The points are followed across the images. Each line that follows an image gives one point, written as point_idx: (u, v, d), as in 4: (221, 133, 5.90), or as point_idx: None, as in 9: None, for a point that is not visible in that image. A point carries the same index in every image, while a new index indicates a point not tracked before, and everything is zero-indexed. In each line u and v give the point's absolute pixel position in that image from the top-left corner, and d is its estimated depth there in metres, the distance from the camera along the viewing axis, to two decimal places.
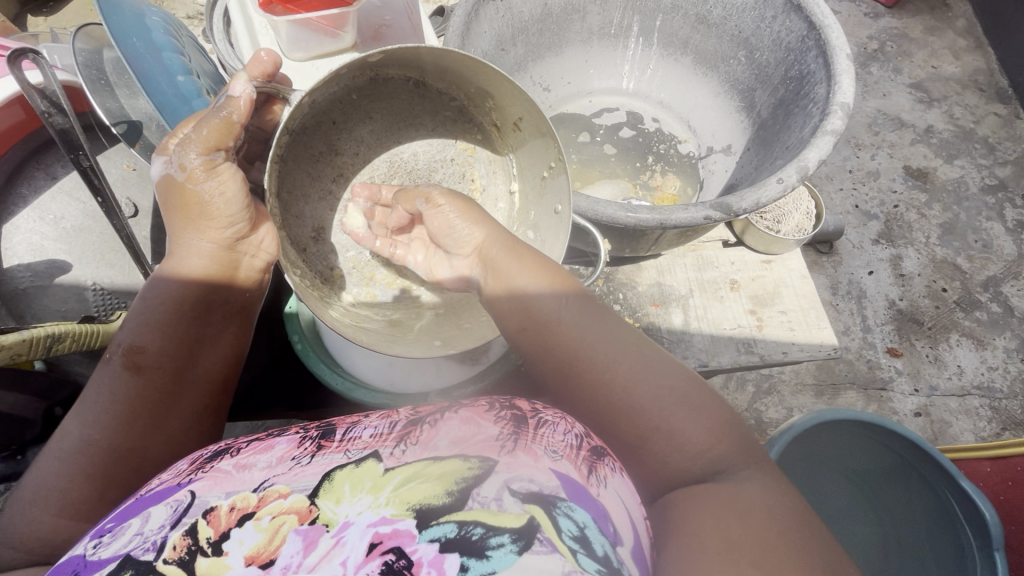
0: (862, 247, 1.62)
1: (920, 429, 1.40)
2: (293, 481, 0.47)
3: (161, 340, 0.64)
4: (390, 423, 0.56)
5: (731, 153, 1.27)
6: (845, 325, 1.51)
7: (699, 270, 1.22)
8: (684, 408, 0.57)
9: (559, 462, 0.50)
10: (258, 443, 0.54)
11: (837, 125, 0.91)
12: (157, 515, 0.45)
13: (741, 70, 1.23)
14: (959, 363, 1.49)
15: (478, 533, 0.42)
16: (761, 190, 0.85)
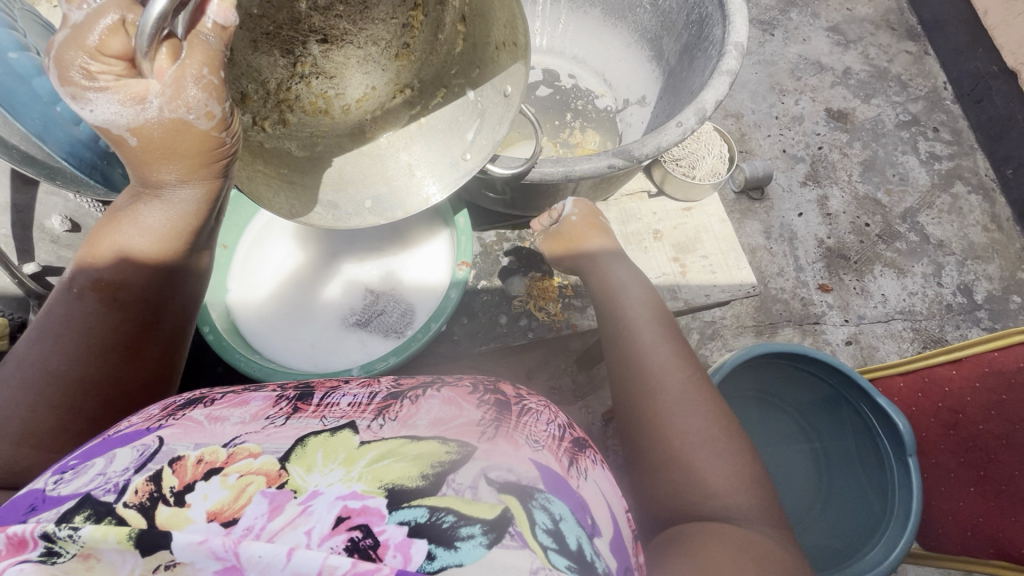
0: (793, 188, 1.68)
1: (851, 357, 1.49)
2: (265, 441, 0.45)
3: (141, 278, 0.54)
4: (370, 395, 0.55)
5: (646, 104, 1.27)
6: (779, 266, 1.58)
7: (622, 224, 1.24)
8: (722, 450, 0.61)
9: (539, 452, 0.50)
10: (233, 398, 0.52)
11: (731, 65, 0.92)
12: (122, 457, 0.42)
13: (648, 18, 1.22)
14: (883, 291, 1.57)
15: (449, 521, 0.39)
16: (661, 135, 0.86)
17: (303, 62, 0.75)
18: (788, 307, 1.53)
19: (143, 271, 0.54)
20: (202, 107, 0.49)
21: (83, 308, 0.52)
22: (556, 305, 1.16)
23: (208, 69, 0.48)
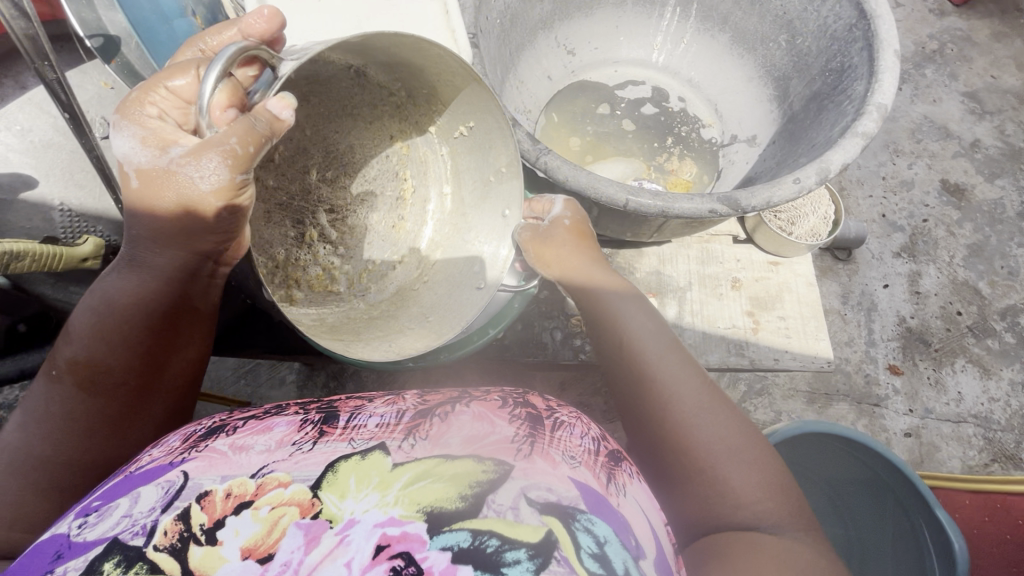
0: (883, 257, 1.48)
1: (907, 450, 1.31)
2: (294, 469, 0.44)
3: (119, 356, 0.52)
4: (398, 414, 0.53)
5: (755, 144, 1.20)
6: (849, 335, 1.40)
7: (703, 264, 1.17)
8: (714, 426, 0.55)
9: (577, 469, 0.49)
10: (256, 423, 0.51)
11: (869, 128, 0.84)
12: (146, 497, 0.42)
13: (780, 55, 1.15)
14: (960, 389, 1.37)
15: (493, 545, 0.39)
16: (774, 189, 0.80)
17: (311, 233, 0.85)
18: (846, 378, 1.35)
19: (118, 327, 0.53)
20: (214, 175, 0.51)
21: (55, 391, 0.51)
22: None
23: (239, 139, 0.51)
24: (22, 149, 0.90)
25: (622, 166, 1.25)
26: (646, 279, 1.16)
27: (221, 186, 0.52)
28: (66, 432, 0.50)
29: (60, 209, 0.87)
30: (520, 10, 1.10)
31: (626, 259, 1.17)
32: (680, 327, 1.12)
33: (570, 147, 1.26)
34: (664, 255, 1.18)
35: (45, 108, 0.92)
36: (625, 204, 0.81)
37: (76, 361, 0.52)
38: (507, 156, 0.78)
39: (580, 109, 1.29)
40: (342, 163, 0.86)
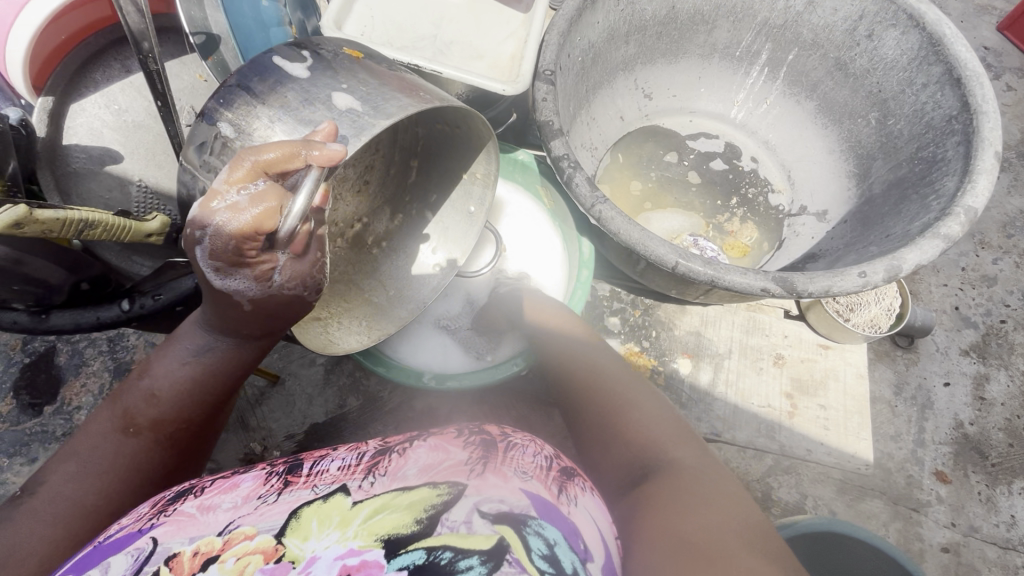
0: (950, 353, 1.35)
1: (941, 568, 1.18)
2: (260, 521, 0.44)
3: (188, 412, 0.54)
4: (359, 454, 0.54)
5: (825, 220, 1.14)
6: (896, 429, 1.27)
7: (746, 334, 1.12)
8: (647, 417, 0.62)
9: (528, 482, 0.51)
10: (223, 480, 0.50)
11: (953, 231, 0.78)
12: (117, 565, 0.41)
13: (867, 133, 1.09)
14: (1014, 513, 1.23)
15: (446, 557, 0.42)
16: (836, 278, 0.76)
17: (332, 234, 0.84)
18: (885, 474, 1.23)
19: (199, 402, 0.55)
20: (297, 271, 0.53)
21: (133, 446, 0.51)
22: None
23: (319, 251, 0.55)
24: (115, 127, 0.79)
25: (679, 221, 1.22)
26: (683, 338, 1.12)
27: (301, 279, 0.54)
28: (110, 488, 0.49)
29: (138, 184, 0.79)
30: (602, 49, 1.09)
31: (666, 314, 1.14)
32: (711, 396, 1.07)
33: (629, 190, 1.24)
34: (707, 317, 1.13)
35: (144, 92, 0.81)
36: (674, 266, 0.79)
37: (154, 421, 0.52)
38: (487, 169, 0.84)
39: (646, 154, 1.27)
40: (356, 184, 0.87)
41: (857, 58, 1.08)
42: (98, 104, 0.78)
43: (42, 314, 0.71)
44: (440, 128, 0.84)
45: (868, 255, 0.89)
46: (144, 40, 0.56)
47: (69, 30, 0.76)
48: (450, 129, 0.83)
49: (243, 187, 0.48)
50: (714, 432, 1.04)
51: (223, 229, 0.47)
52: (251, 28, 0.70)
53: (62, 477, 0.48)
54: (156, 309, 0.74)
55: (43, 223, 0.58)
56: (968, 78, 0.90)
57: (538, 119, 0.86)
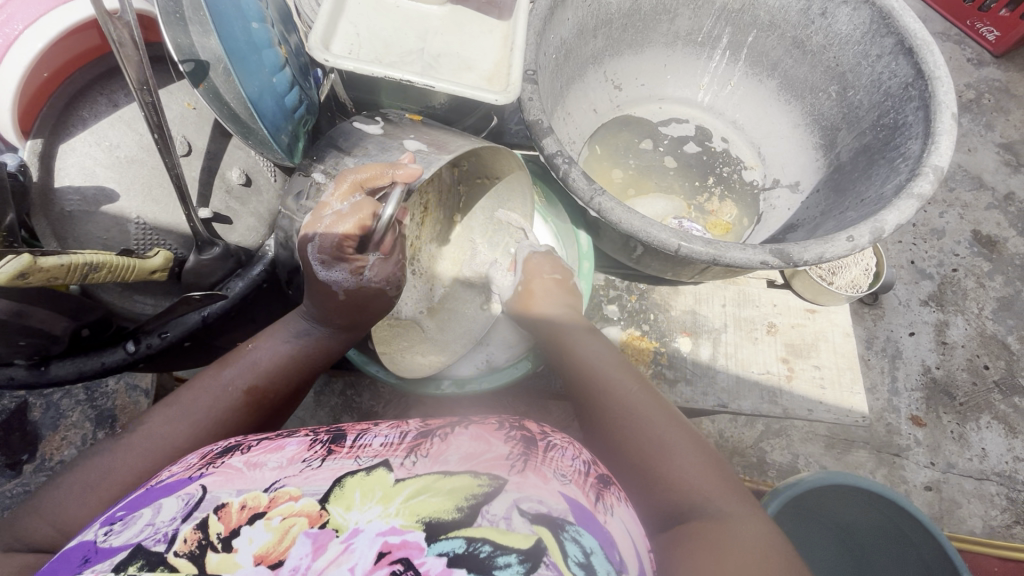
0: (910, 303, 1.44)
1: (926, 505, 1.27)
2: (305, 484, 0.47)
3: (278, 383, 0.66)
4: (402, 432, 0.55)
5: (799, 190, 1.20)
6: (871, 382, 1.36)
7: (738, 306, 1.17)
8: (677, 449, 0.58)
9: (567, 486, 0.50)
10: (269, 441, 0.54)
11: (925, 190, 0.84)
12: (168, 507, 0.44)
13: (830, 105, 1.15)
14: (984, 446, 1.32)
15: (485, 551, 0.42)
16: (827, 245, 0.80)
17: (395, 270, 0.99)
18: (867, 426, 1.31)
19: (289, 382, 0.68)
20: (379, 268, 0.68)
21: (228, 402, 0.62)
22: (645, 370, 1.11)
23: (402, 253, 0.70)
24: (108, 164, 0.69)
25: (663, 204, 1.26)
26: (681, 318, 1.16)
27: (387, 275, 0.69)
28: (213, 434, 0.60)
29: (138, 223, 0.70)
30: (573, 45, 1.11)
31: (662, 296, 1.18)
32: (713, 368, 1.11)
33: (612, 178, 1.27)
34: (699, 294, 1.18)
35: (135, 126, 0.71)
36: (677, 249, 0.82)
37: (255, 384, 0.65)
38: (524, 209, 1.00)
39: (622, 143, 1.31)
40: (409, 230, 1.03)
41: (813, 35, 1.13)
42: (88, 141, 0.68)
43: (43, 367, 0.69)
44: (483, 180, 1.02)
45: (848, 219, 0.94)
46: (138, 71, 0.55)
47: (50, 67, 0.65)
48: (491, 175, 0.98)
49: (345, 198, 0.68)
50: (720, 404, 1.09)
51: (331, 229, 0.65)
52: (246, 53, 0.66)
53: (166, 417, 0.59)
54: (163, 347, 0.72)
55: (48, 270, 0.56)
56: (919, 47, 0.96)
57: (528, 118, 0.87)
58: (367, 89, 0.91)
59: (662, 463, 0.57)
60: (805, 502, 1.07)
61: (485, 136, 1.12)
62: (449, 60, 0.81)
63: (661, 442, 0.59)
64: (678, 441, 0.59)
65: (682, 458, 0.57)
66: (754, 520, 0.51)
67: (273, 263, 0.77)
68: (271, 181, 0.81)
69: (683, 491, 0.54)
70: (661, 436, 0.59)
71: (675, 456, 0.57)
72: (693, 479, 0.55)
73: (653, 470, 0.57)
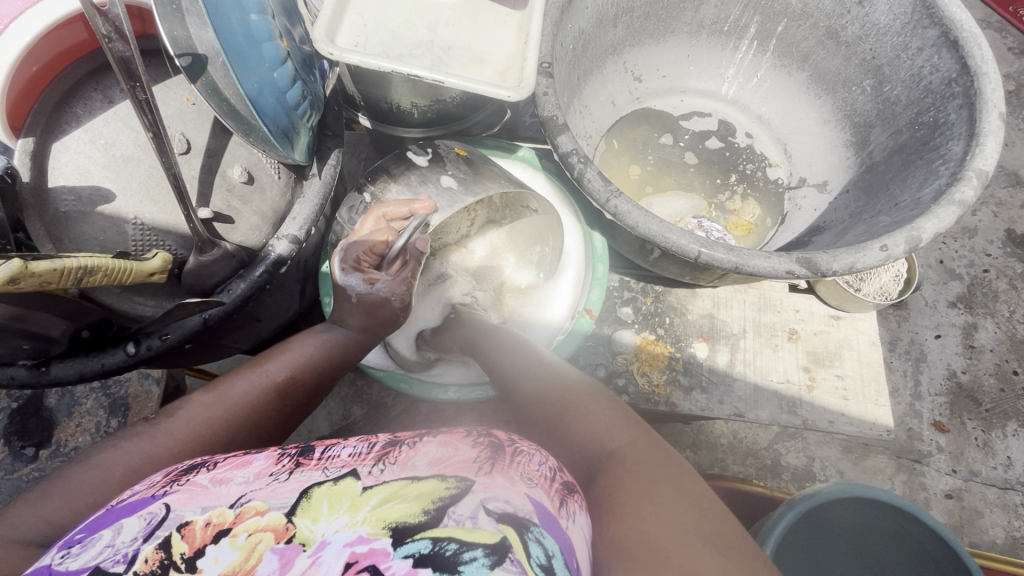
0: (938, 305, 1.37)
1: (946, 513, 1.22)
2: (271, 497, 0.46)
3: (308, 377, 0.68)
4: (369, 443, 0.55)
5: (826, 190, 1.14)
6: (894, 386, 1.30)
7: (759, 311, 1.12)
8: (596, 414, 0.64)
9: (533, 489, 0.49)
10: (236, 458, 0.53)
11: (967, 195, 0.78)
12: (129, 527, 0.43)
13: (863, 100, 1.09)
14: (1010, 454, 1.26)
15: (451, 548, 0.40)
16: (859, 255, 0.75)
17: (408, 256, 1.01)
18: None
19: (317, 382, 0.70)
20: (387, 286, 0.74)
21: (260, 390, 0.64)
22: (660, 376, 1.07)
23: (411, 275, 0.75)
24: (104, 163, 0.67)
25: (682, 203, 1.21)
26: (697, 322, 1.11)
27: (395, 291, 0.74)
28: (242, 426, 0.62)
29: (136, 223, 0.67)
30: (592, 34, 1.05)
31: (678, 299, 1.13)
32: (731, 376, 1.07)
33: (629, 175, 1.22)
34: (718, 298, 1.13)
35: (132, 122, 0.68)
36: (697, 256, 0.78)
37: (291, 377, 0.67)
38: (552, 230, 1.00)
39: (641, 138, 1.25)
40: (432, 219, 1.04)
41: (847, 25, 1.06)
42: (83, 139, 0.66)
43: (46, 367, 0.68)
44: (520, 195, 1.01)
45: (880, 225, 0.89)
46: (129, 67, 0.52)
47: (40, 61, 0.64)
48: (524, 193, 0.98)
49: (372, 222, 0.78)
50: (737, 413, 1.05)
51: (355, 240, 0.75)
52: (244, 49, 0.63)
53: (201, 407, 0.60)
54: (166, 348, 0.70)
55: (40, 275, 0.54)
56: (966, 40, 0.89)
57: (542, 114, 0.83)
58: (375, 83, 0.87)
59: (572, 416, 0.65)
60: (836, 512, 1.03)
61: (497, 130, 1.08)
62: (460, 53, 0.77)
63: (572, 400, 0.67)
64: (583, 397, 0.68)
65: (588, 410, 0.65)
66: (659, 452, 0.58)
67: (274, 264, 0.73)
68: (274, 178, 0.79)
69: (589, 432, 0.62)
70: (572, 396, 0.68)
71: (587, 409, 0.65)
72: (598, 424, 0.63)
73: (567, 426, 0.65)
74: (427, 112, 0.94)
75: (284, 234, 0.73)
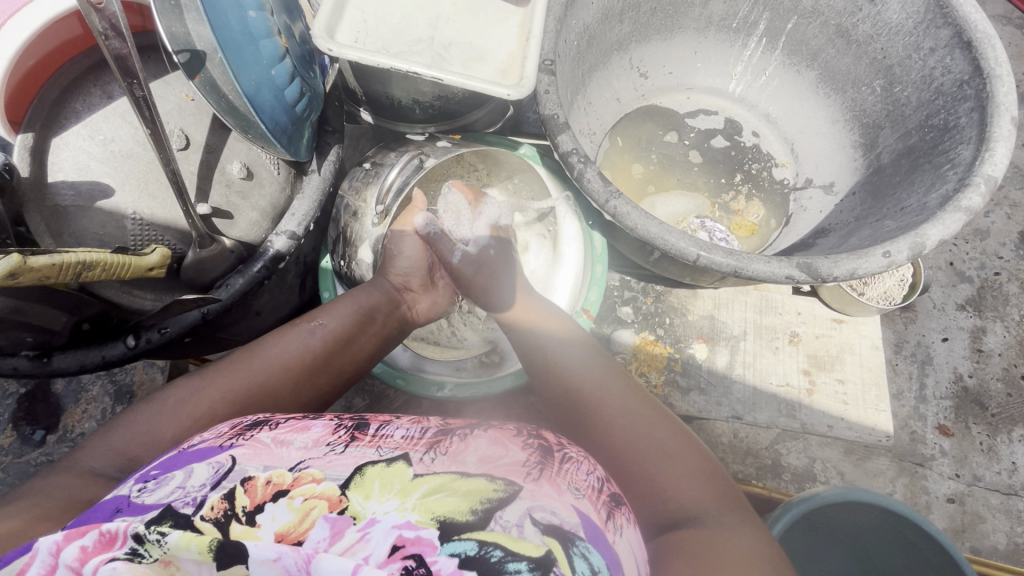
0: (944, 309, 1.35)
1: (948, 518, 1.20)
2: (327, 468, 0.46)
3: (341, 321, 0.70)
4: (421, 429, 0.55)
5: (832, 192, 1.12)
6: (898, 389, 1.28)
7: (760, 313, 1.11)
8: (672, 458, 0.58)
9: (580, 500, 0.48)
10: (296, 422, 0.54)
11: (974, 202, 0.77)
12: (199, 473, 0.44)
13: (873, 101, 1.07)
14: (1015, 461, 1.25)
15: (496, 555, 0.39)
16: (860, 260, 0.74)
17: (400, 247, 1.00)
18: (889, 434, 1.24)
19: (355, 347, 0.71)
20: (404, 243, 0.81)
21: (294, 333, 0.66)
22: (658, 376, 1.07)
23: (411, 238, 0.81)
24: (103, 159, 0.67)
25: (684, 203, 1.20)
26: (698, 323, 1.11)
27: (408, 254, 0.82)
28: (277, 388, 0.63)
29: (134, 219, 0.67)
30: (597, 29, 1.04)
31: (679, 299, 1.12)
32: (729, 378, 1.07)
33: (631, 173, 1.21)
34: (719, 299, 1.12)
35: (130, 118, 0.69)
36: (696, 259, 0.77)
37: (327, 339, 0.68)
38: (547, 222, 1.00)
39: (645, 135, 1.24)
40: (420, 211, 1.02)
41: (859, 23, 1.04)
42: (82, 135, 0.66)
43: (47, 358, 0.69)
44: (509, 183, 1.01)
45: (885, 229, 0.88)
46: (125, 64, 0.52)
47: (37, 55, 0.64)
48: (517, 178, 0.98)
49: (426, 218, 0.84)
50: (734, 415, 1.05)
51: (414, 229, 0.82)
52: (242, 45, 0.63)
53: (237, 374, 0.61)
54: (164, 341, 0.71)
55: (38, 270, 0.55)
56: (979, 41, 0.87)
57: (543, 112, 0.82)
58: (377, 78, 0.87)
59: (645, 456, 0.58)
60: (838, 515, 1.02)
61: (501, 126, 1.08)
62: (460, 50, 0.76)
63: (643, 436, 0.60)
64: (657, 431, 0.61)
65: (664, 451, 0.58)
66: (741, 524, 0.52)
67: (274, 259, 0.74)
68: (273, 174, 0.79)
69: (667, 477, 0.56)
70: (643, 430, 0.61)
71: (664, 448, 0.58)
72: (677, 471, 0.57)
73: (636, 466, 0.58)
74: (429, 107, 0.93)
75: (282, 230, 0.73)
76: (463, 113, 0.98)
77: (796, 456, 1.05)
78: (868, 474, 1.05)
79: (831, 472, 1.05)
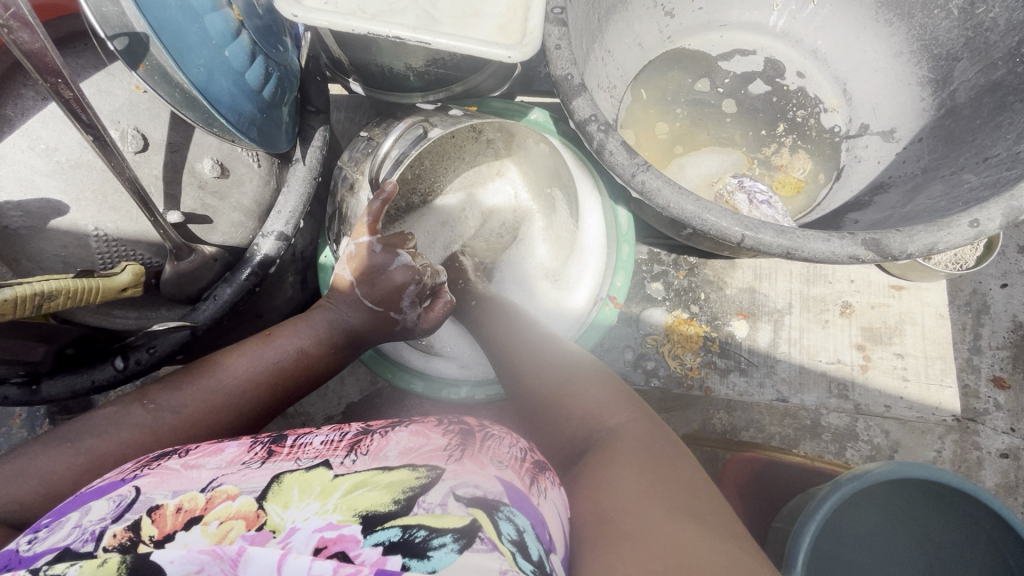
0: (1008, 249, 1.02)
1: None
2: (243, 482, 0.39)
3: (317, 338, 0.63)
4: (341, 431, 0.48)
5: (893, 139, 0.97)
6: None
7: (807, 283, 1.00)
8: (601, 388, 0.58)
9: (503, 471, 0.44)
10: (210, 445, 0.46)
11: None
12: (98, 509, 0.37)
13: (948, 27, 0.90)
14: None
15: (420, 535, 0.35)
16: (942, 233, 0.63)
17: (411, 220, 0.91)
18: None
19: (326, 364, 0.63)
20: (347, 248, 0.67)
21: (273, 342, 0.60)
22: (694, 358, 0.99)
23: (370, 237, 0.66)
24: (50, 171, 0.59)
25: (718, 161, 1.06)
26: (736, 297, 1.00)
27: (351, 255, 0.67)
28: (246, 411, 0.56)
29: (98, 236, 0.61)
30: None
31: (715, 272, 1.01)
32: (774, 358, 0.98)
33: (657, 133, 1.07)
34: (760, 270, 1.01)
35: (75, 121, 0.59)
36: (740, 241, 0.66)
37: (301, 361, 0.61)
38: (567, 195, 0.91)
39: (672, 84, 1.08)
40: (421, 180, 0.91)
41: None
42: (21, 146, 0.58)
43: (36, 386, 0.64)
44: (527, 144, 0.88)
45: (963, 185, 0.75)
46: (39, 60, 0.45)
47: None
48: (540, 147, 0.86)
49: (357, 242, 0.67)
50: (780, 398, 0.97)
51: (363, 257, 0.66)
52: (181, 23, 0.53)
53: (183, 393, 0.54)
54: (154, 361, 0.65)
55: None
56: None
57: (555, 73, 0.70)
58: (364, 44, 0.76)
59: (572, 389, 0.58)
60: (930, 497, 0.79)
61: (509, 86, 0.95)
62: (451, 5, 0.64)
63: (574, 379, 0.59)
64: (581, 378, 0.60)
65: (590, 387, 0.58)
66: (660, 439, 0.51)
67: (263, 265, 0.67)
68: (253, 168, 0.70)
69: (589, 406, 0.55)
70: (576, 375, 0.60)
71: (581, 383, 0.58)
72: (596, 399, 0.56)
73: (557, 406, 0.57)
74: (426, 74, 0.82)
75: (269, 232, 0.65)
76: (463, 75, 0.85)
77: (837, 414, 0.97)
78: (916, 434, 0.96)
79: (875, 431, 0.96)
